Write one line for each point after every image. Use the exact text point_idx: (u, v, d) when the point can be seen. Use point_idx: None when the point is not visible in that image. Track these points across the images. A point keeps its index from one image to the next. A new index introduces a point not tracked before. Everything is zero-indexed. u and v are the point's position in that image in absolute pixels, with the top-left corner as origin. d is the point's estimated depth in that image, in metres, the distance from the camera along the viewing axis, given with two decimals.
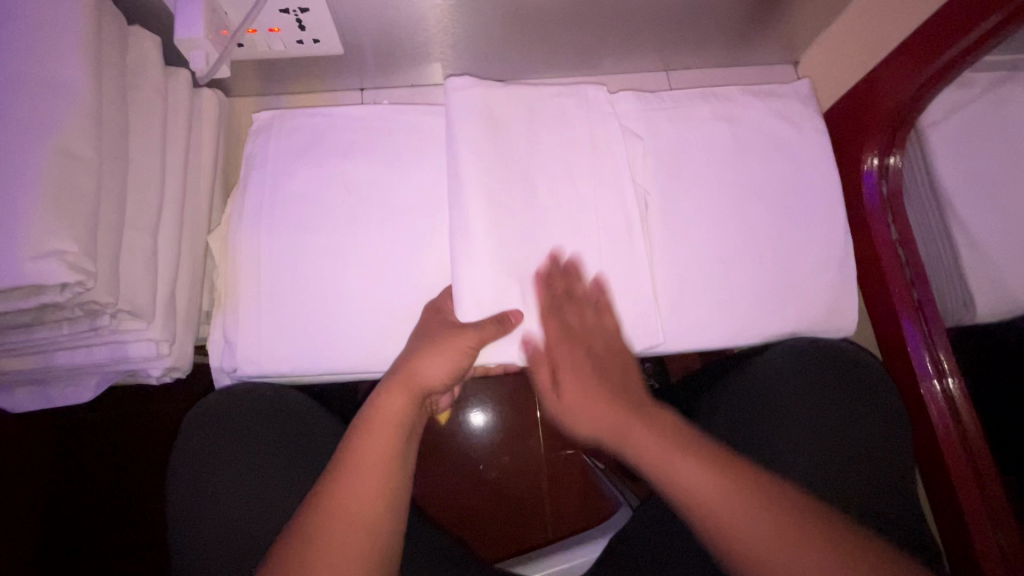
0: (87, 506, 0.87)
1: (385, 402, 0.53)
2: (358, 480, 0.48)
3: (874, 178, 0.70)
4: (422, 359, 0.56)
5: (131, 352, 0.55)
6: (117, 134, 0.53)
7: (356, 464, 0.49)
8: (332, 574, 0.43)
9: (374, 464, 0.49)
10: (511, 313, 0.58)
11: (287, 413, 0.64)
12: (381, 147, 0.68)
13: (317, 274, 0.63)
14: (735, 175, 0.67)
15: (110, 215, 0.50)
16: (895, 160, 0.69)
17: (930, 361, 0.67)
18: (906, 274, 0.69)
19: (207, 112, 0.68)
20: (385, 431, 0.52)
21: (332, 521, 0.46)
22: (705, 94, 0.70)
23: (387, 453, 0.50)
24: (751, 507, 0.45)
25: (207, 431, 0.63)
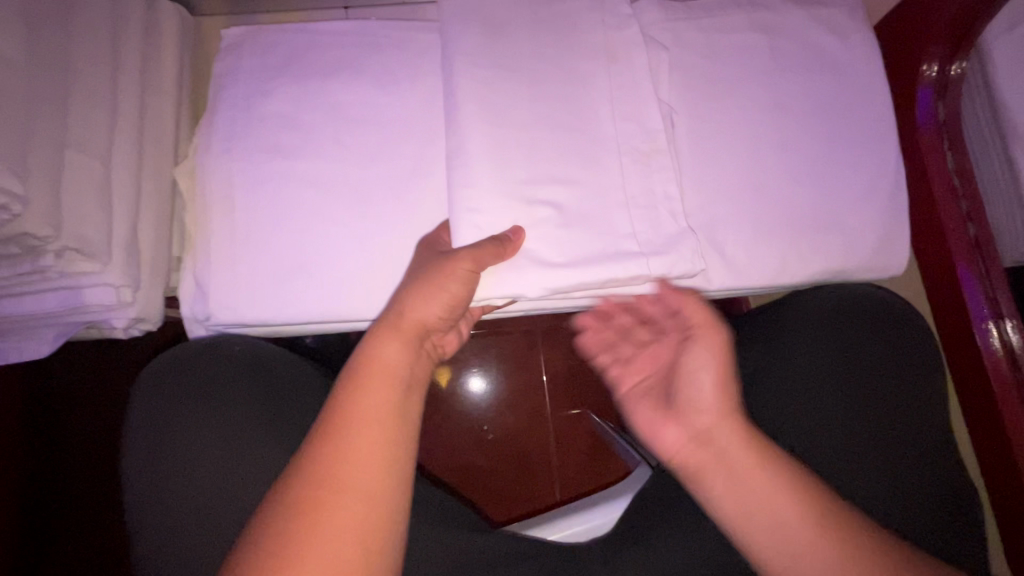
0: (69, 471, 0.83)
1: (379, 348, 0.47)
2: (354, 436, 0.42)
3: (930, 98, 0.62)
4: (416, 297, 0.49)
5: (87, 300, 0.48)
6: (52, 36, 0.45)
7: (347, 421, 0.43)
8: (328, 544, 0.38)
9: (372, 417, 0.43)
10: (510, 231, 0.52)
11: (265, 367, 0.58)
12: (370, 66, 0.59)
13: (301, 208, 0.56)
14: (771, 94, 0.59)
15: (45, 130, 0.42)
16: (958, 69, 0.60)
17: (986, 299, 0.60)
18: (960, 207, 0.62)
19: (168, 26, 0.59)
20: (381, 379, 0.45)
21: (322, 486, 0.40)
22: (738, 3, 0.62)
23: (386, 404, 0.44)
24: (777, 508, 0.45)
25: (177, 381, 0.57)
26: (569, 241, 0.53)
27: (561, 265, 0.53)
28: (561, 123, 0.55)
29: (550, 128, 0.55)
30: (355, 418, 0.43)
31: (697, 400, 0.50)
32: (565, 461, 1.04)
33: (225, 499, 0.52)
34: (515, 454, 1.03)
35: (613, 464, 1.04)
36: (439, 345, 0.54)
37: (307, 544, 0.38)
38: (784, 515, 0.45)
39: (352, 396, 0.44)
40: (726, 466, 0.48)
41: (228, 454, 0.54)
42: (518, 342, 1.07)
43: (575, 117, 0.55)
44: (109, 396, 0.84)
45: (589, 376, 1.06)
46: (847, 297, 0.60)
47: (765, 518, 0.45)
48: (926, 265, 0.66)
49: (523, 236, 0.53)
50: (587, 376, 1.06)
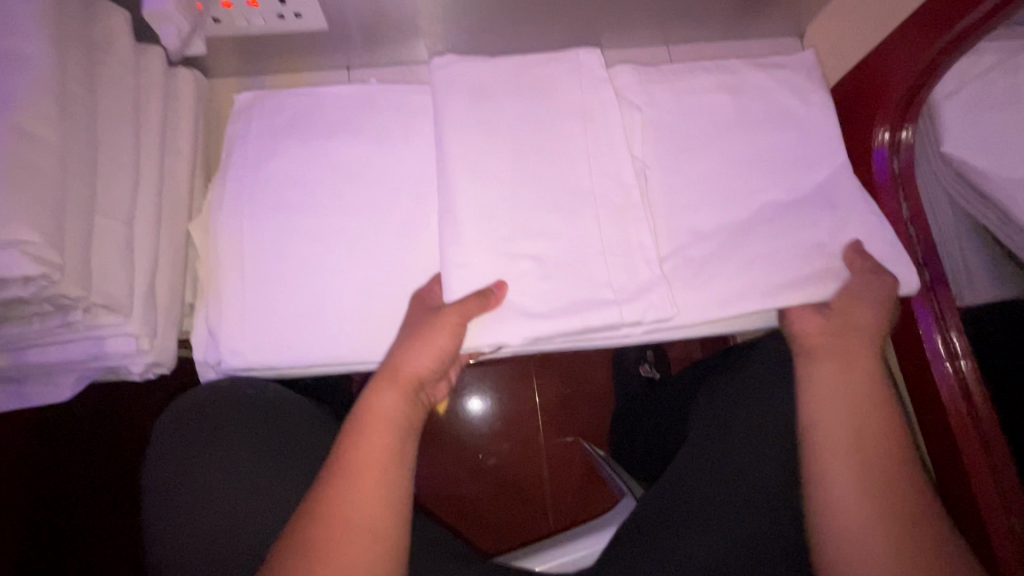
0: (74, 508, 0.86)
1: (377, 399, 0.51)
2: (352, 482, 0.46)
3: (885, 153, 0.68)
4: (410, 349, 0.54)
5: (109, 349, 0.52)
6: (85, 114, 0.49)
7: (349, 469, 0.47)
8: None
9: (370, 464, 0.47)
10: (493, 285, 0.57)
11: (267, 408, 0.62)
12: (369, 126, 0.65)
13: (306, 259, 0.61)
14: (737, 149, 0.65)
15: (78, 199, 0.46)
16: (907, 133, 0.67)
17: (943, 342, 0.65)
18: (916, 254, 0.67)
19: (185, 91, 0.64)
20: (379, 426, 0.50)
21: (328, 529, 0.44)
22: (707, 66, 0.68)
23: (380, 452, 0.48)
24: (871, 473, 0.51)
25: (189, 425, 0.61)
26: (552, 293, 0.58)
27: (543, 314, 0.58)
28: (545, 181, 0.60)
29: (535, 184, 0.60)
30: (352, 465, 0.47)
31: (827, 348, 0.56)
32: (559, 489, 1.07)
33: (235, 535, 0.56)
34: (510, 484, 1.06)
35: (605, 491, 1.07)
36: (434, 393, 0.58)
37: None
38: (863, 493, 0.50)
39: (351, 444, 0.49)
40: (840, 410, 0.54)
41: (240, 491, 0.58)
42: (512, 373, 1.10)
43: (557, 174, 0.60)
44: (112, 430, 0.88)
45: (583, 405, 1.09)
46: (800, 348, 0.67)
47: (850, 499, 0.50)
48: (891, 308, 0.71)
49: (505, 289, 0.57)
50: (580, 405, 1.10)
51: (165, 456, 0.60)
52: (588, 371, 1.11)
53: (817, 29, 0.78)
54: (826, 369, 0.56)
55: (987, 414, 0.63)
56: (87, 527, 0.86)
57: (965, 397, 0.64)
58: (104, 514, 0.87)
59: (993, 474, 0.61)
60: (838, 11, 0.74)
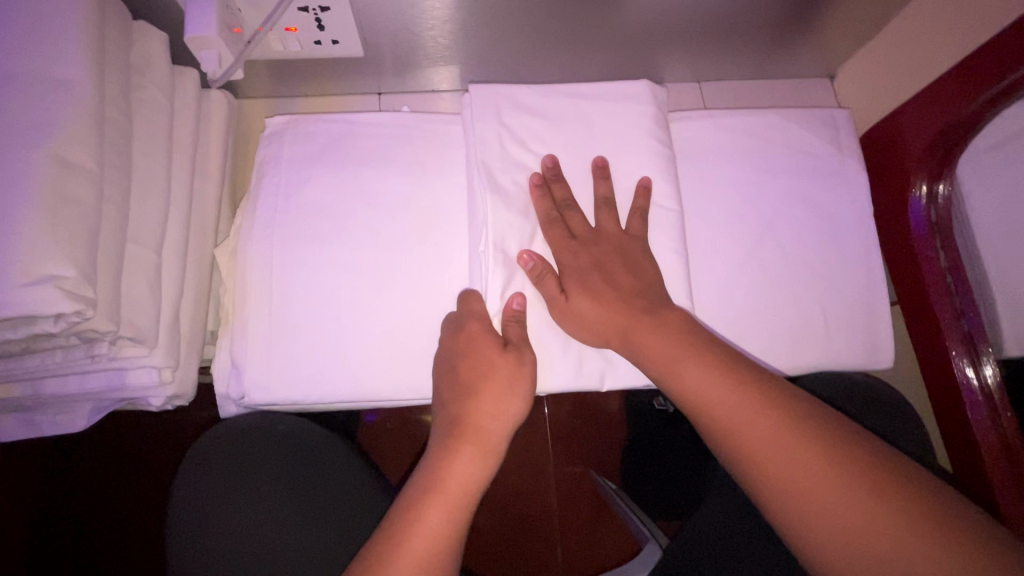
0: (74, 524, 0.87)
1: (457, 461, 0.49)
2: (412, 546, 0.44)
3: (920, 205, 0.68)
4: (488, 410, 0.51)
5: (129, 381, 0.50)
6: (121, 139, 0.47)
7: (415, 546, 0.44)
8: None
9: (437, 543, 0.44)
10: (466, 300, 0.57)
11: (301, 446, 0.62)
12: (403, 158, 0.64)
13: (331, 290, 0.60)
14: (759, 197, 0.68)
15: (111, 230, 0.44)
16: (943, 189, 0.66)
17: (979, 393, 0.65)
18: (949, 304, 0.67)
19: (215, 111, 0.63)
20: (451, 490, 0.47)
21: None
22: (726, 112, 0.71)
23: (447, 521, 0.46)
24: (817, 466, 0.42)
25: (229, 462, 0.61)
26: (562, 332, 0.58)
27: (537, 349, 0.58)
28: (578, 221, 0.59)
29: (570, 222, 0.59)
30: (418, 532, 0.44)
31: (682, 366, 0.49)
32: (568, 522, 1.05)
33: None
34: (518, 516, 1.04)
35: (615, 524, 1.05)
36: None
37: None
38: (829, 486, 0.41)
39: (421, 503, 0.46)
40: (744, 415, 0.45)
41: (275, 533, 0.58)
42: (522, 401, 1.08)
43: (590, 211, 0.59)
44: (118, 447, 0.89)
45: (592, 436, 1.07)
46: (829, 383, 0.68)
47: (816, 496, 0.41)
48: (925, 356, 0.71)
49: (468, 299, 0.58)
50: (589, 436, 1.07)
51: (190, 494, 0.60)
52: (597, 401, 1.07)
53: (849, 71, 0.79)
54: (694, 371, 0.48)
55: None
56: (86, 542, 0.87)
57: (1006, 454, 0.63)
58: (103, 531, 0.88)
59: None
60: (875, 58, 0.74)
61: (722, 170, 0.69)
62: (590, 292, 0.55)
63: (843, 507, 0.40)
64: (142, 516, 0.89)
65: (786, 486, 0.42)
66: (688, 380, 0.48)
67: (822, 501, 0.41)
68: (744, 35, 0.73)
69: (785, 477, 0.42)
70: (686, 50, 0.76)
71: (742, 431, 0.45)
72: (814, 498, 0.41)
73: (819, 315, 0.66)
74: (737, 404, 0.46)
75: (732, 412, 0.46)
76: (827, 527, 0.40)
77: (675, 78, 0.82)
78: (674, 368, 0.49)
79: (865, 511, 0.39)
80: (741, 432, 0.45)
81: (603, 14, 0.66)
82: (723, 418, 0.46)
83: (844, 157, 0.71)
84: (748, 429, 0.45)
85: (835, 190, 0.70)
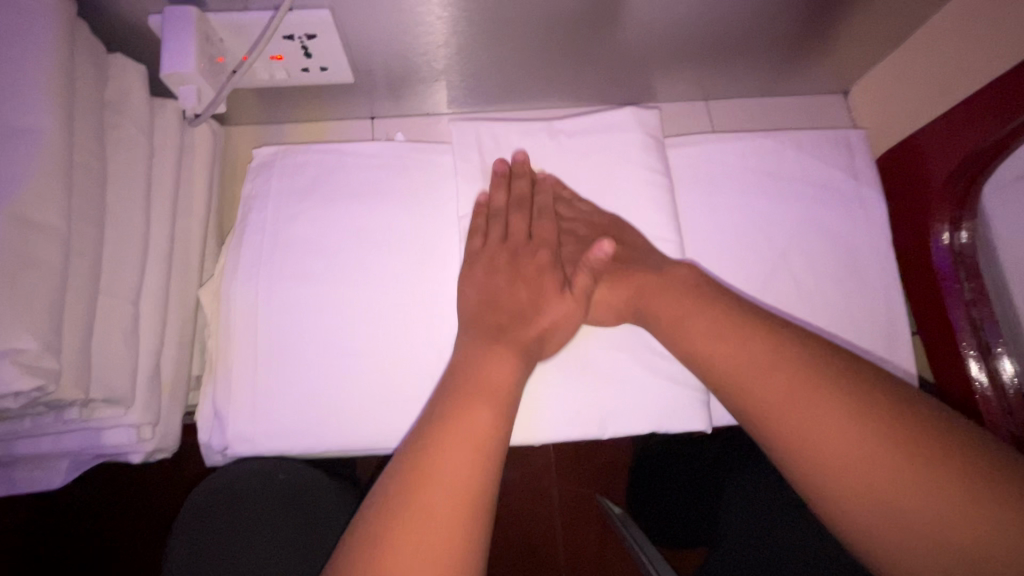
0: (66, 563, 0.86)
1: (469, 411, 0.41)
2: (430, 506, 0.36)
3: (942, 247, 0.64)
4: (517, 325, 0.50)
5: (106, 440, 0.47)
6: (93, 188, 0.44)
7: (441, 441, 0.39)
8: (412, 555, 0.34)
9: (464, 446, 0.39)
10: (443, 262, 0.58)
11: (301, 497, 0.59)
12: (397, 192, 0.61)
13: (320, 333, 0.57)
14: (768, 225, 0.65)
15: (79, 289, 0.41)
16: (966, 235, 0.62)
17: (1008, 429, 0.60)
18: (973, 341, 0.63)
19: (200, 143, 0.60)
20: (466, 440, 0.39)
21: (406, 510, 0.36)
22: (732, 136, 0.68)
23: (472, 470, 0.38)
24: (840, 416, 0.38)
25: (227, 509, 0.58)
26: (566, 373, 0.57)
27: (541, 383, 0.57)
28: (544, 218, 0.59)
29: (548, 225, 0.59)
30: (428, 491, 0.37)
31: (689, 325, 0.47)
32: (574, 548, 1.04)
33: None
34: (524, 541, 1.04)
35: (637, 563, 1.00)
36: None
37: (382, 554, 0.34)
38: (850, 445, 0.37)
39: (432, 453, 0.39)
40: (753, 367, 0.42)
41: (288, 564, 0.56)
42: None
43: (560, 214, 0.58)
44: (113, 483, 0.88)
45: (597, 461, 1.07)
46: None
47: (833, 464, 0.37)
48: (949, 393, 0.67)
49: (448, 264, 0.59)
50: (594, 460, 1.07)
51: (189, 546, 0.58)
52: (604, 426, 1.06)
53: (864, 89, 0.76)
54: (695, 325, 0.47)
55: None
56: None
57: None
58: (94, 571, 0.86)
59: None
60: (893, 75, 0.70)
61: (732, 198, 0.66)
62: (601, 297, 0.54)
63: (865, 478, 0.36)
64: (132, 556, 0.87)
65: (797, 444, 0.38)
66: (696, 332, 0.47)
67: (835, 462, 0.37)
68: (753, 52, 0.69)
69: (805, 423, 0.38)
70: (691, 69, 0.72)
71: (749, 375, 0.42)
72: (835, 456, 0.37)
73: (838, 351, 0.63)
74: (744, 350, 0.43)
75: (734, 357, 0.44)
76: (818, 456, 0.38)
77: (681, 98, 0.79)
78: (676, 329, 0.48)
79: (895, 470, 0.35)
80: (743, 371, 0.43)
81: (604, 33, 0.62)
82: (727, 371, 0.44)
83: (861, 182, 0.68)
84: (748, 374, 0.43)
85: (851, 216, 0.66)
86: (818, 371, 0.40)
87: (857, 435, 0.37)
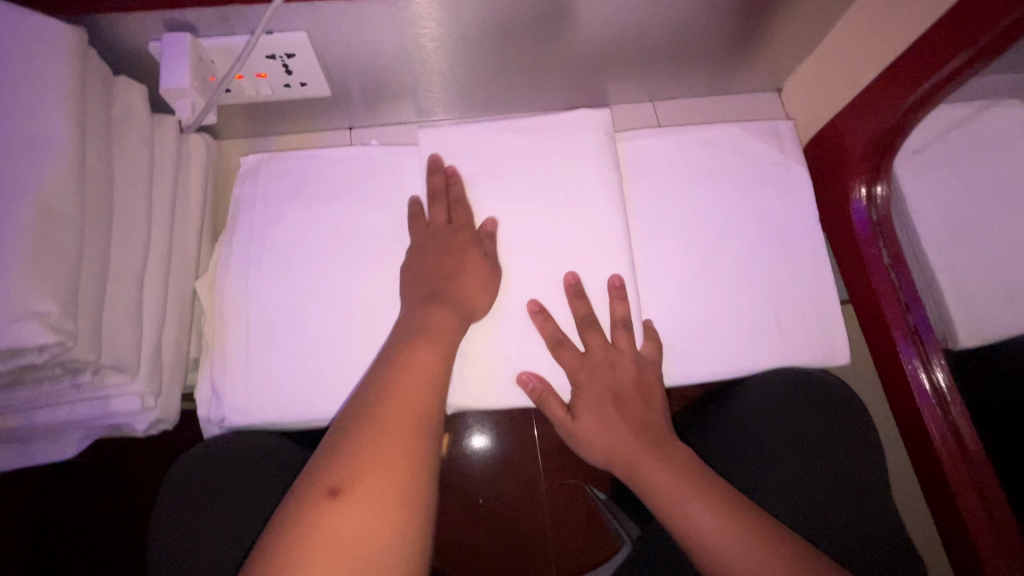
0: (73, 551, 0.92)
1: (411, 386, 0.51)
2: (373, 464, 0.44)
3: (862, 206, 0.72)
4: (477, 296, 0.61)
5: (115, 408, 0.54)
6: (101, 185, 0.52)
7: (399, 374, 0.51)
8: (369, 449, 0.45)
9: (414, 380, 0.51)
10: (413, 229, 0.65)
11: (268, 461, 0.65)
12: (369, 189, 0.68)
13: (304, 315, 0.64)
14: (707, 207, 0.72)
15: (92, 271, 0.48)
16: (881, 190, 0.71)
17: (925, 377, 0.69)
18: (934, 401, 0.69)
19: (195, 154, 0.67)
20: (415, 379, 0.51)
21: (369, 418, 0.47)
22: (672, 129, 0.76)
23: (419, 395, 0.50)
24: (751, 545, 0.52)
25: (201, 479, 0.64)
26: (524, 340, 0.64)
27: (494, 354, 0.63)
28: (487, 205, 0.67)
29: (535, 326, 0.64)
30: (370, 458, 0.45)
31: (642, 465, 0.59)
32: (560, 534, 1.07)
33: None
34: (510, 528, 1.07)
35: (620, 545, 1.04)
36: None
37: (351, 451, 0.45)
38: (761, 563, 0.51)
39: (388, 387, 0.50)
40: (686, 499, 0.56)
41: (254, 545, 0.62)
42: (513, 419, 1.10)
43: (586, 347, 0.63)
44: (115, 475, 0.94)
45: None
46: (791, 384, 0.68)
47: None
48: (881, 352, 0.74)
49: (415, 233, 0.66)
50: None
51: (168, 513, 0.63)
52: None
53: (793, 86, 0.84)
54: (655, 470, 0.59)
55: (980, 458, 0.66)
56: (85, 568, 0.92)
57: (955, 435, 0.67)
58: (100, 556, 0.92)
59: (991, 525, 0.64)
60: (814, 70, 0.78)
61: (673, 184, 0.73)
62: (594, 415, 0.62)
63: None
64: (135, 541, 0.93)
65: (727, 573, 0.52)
66: (692, 514, 0.55)
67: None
68: (687, 57, 0.78)
69: (734, 556, 0.52)
70: (634, 75, 0.81)
71: (685, 509, 0.56)
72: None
73: (774, 315, 0.69)
74: (677, 486, 0.57)
75: (722, 541, 0.53)
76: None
77: (629, 99, 0.87)
78: (633, 466, 0.60)
79: None
80: (729, 572, 0.52)
81: (551, 46, 0.71)
82: (676, 513, 0.56)
83: (789, 163, 0.75)
84: (688, 506, 0.56)
85: (782, 196, 0.73)
86: (731, 506, 0.55)
87: (758, 550, 0.52)
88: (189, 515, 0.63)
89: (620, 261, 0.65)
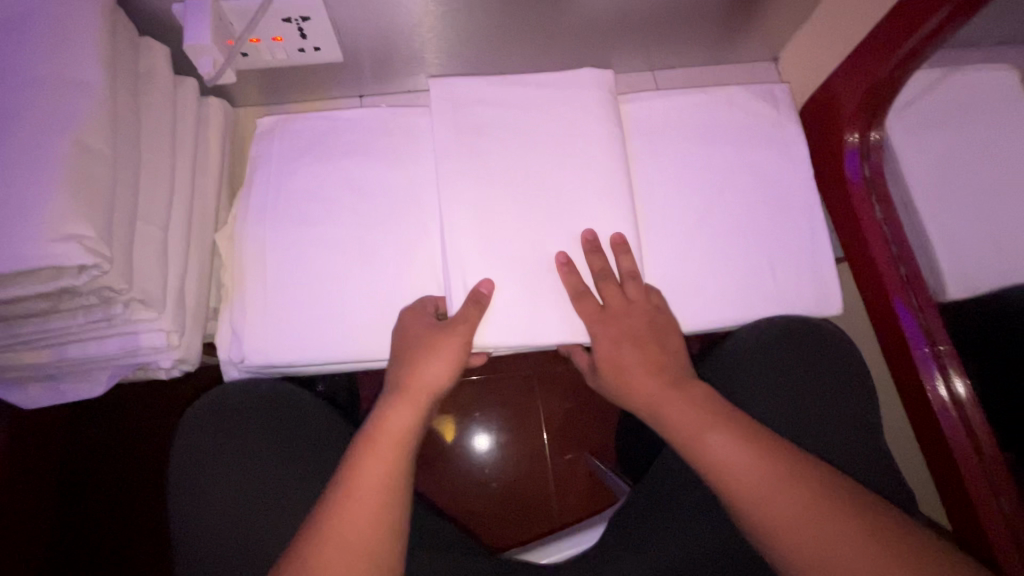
0: (99, 497, 0.97)
1: (391, 418, 0.57)
2: (352, 507, 0.51)
3: (856, 157, 0.75)
4: (421, 367, 0.59)
5: (142, 343, 0.57)
6: (129, 133, 0.55)
7: (404, 389, 0.58)
8: (361, 469, 0.53)
9: (412, 401, 0.58)
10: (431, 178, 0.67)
11: (286, 405, 0.69)
12: (378, 148, 0.71)
13: (318, 264, 0.67)
14: (704, 165, 0.75)
15: (122, 209, 0.52)
16: (874, 136, 0.74)
17: (941, 382, 0.69)
18: (937, 373, 0.70)
19: (214, 116, 0.70)
20: (411, 403, 0.58)
21: (372, 440, 0.55)
22: (672, 92, 0.78)
23: (411, 417, 0.57)
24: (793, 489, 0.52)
25: (218, 424, 0.67)
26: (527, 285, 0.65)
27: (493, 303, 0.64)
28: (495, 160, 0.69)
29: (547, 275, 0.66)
30: (352, 499, 0.51)
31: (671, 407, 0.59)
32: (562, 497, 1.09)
33: (265, 519, 0.64)
34: (512, 491, 1.08)
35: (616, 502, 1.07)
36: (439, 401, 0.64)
37: (349, 473, 0.53)
38: (802, 508, 0.51)
39: (386, 414, 0.57)
40: (721, 441, 0.55)
41: (271, 489, 0.65)
42: (517, 390, 1.12)
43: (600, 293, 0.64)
44: (139, 428, 0.99)
45: (585, 419, 1.11)
46: (783, 329, 0.72)
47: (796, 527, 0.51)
48: (875, 305, 0.77)
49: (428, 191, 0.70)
50: (582, 419, 1.11)
51: (189, 452, 0.67)
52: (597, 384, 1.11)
53: (789, 54, 0.87)
54: (684, 409, 0.58)
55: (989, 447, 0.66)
56: (110, 513, 0.97)
57: (965, 426, 0.68)
58: (124, 501, 0.97)
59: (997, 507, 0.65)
60: (809, 36, 0.81)
61: (672, 144, 0.76)
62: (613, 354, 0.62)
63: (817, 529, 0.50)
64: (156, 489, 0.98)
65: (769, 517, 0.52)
66: (711, 448, 0.55)
67: (796, 525, 0.51)
68: (688, 26, 0.80)
69: (774, 503, 0.52)
70: (635, 44, 0.83)
71: (722, 453, 0.55)
72: (791, 520, 0.51)
73: (769, 267, 0.72)
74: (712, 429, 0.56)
75: (748, 473, 0.53)
76: (788, 525, 0.51)
77: (629, 68, 0.90)
78: (659, 407, 0.59)
79: (837, 530, 0.50)
80: (759, 505, 0.52)
81: (556, 14, 0.73)
82: (710, 453, 0.55)
83: (784, 125, 0.77)
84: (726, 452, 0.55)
85: (777, 155, 0.76)
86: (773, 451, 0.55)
87: (801, 497, 0.52)
88: (208, 455, 0.66)
89: (621, 213, 0.68)
